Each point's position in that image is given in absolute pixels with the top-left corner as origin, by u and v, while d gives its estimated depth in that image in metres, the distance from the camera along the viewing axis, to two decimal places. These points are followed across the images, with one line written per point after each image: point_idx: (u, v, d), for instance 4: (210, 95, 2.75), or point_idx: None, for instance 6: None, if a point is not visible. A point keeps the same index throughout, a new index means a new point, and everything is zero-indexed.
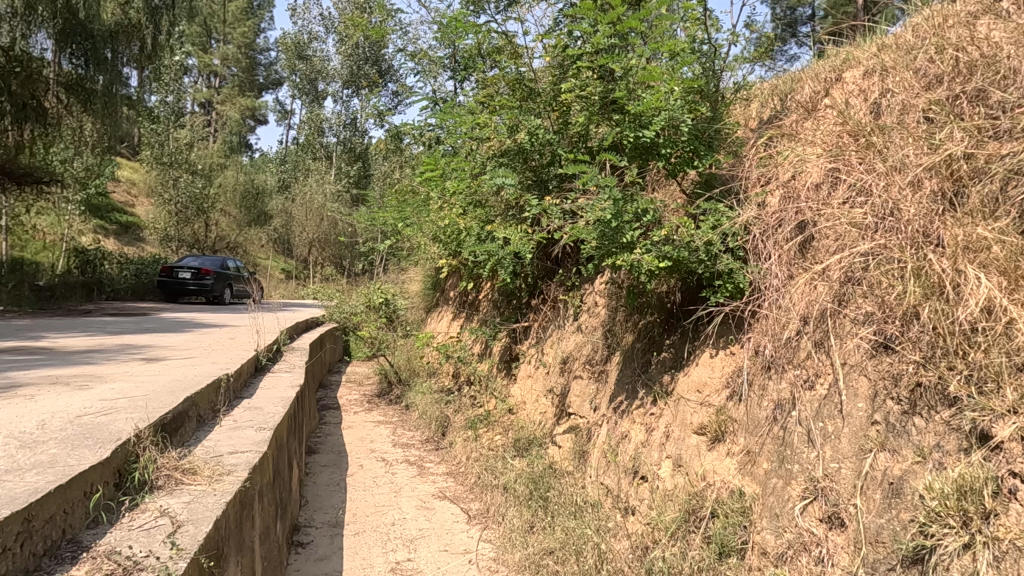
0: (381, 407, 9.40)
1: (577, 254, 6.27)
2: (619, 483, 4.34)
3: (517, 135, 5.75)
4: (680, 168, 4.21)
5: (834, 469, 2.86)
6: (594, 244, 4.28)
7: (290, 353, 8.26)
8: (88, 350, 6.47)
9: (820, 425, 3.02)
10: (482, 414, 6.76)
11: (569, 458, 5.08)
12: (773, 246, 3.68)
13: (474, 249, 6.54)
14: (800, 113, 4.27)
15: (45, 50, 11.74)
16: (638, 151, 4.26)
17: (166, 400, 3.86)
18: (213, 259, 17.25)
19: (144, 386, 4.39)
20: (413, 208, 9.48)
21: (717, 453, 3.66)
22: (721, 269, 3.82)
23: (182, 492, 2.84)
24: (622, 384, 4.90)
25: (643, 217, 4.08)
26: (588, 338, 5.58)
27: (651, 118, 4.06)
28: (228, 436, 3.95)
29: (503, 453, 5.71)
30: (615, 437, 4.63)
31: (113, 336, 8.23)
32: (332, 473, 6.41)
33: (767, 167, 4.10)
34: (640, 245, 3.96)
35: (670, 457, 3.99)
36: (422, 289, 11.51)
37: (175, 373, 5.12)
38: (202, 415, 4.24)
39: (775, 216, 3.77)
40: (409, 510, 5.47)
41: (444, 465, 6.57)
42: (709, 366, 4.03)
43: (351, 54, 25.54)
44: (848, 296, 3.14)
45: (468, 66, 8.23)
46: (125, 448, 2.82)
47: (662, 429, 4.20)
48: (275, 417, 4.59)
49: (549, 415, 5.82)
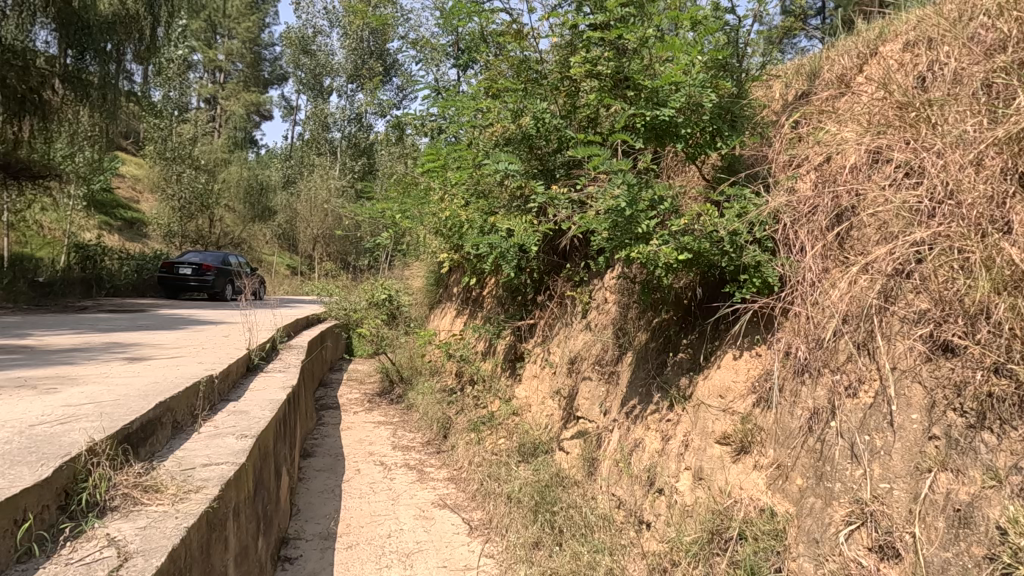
0: (382, 407, 9.07)
1: (585, 247, 5.91)
2: (633, 495, 3.99)
3: (521, 120, 5.46)
4: (700, 150, 3.81)
5: (883, 490, 2.49)
6: (606, 234, 3.95)
7: (286, 351, 7.93)
8: (70, 349, 6.14)
9: (866, 439, 2.65)
10: (486, 415, 6.42)
11: (577, 466, 4.73)
12: (806, 236, 3.34)
13: (477, 243, 6.18)
14: (834, 90, 3.89)
15: (46, 43, 11.51)
16: (654, 132, 3.86)
17: (135, 406, 3.51)
18: (214, 255, 16.85)
19: (118, 389, 4.05)
20: (415, 201, 9.12)
21: (743, 466, 3.30)
22: (747, 262, 3.44)
23: (139, 515, 2.50)
24: (634, 388, 4.54)
25: (660, 205, 3.75)
26: (598, 336, 5.22)
27: (669, 96, 3.70)
28: (206, 445, 3.62)
29: (507, 459, 5.36)
30: (628, 445, 4.28)
31: (102, 333, 7.93)
32: (327, 478, 6.08)
33: (798, 149, 3.74)
34: (657, 235, 3.62)
35: (690, 469, 3.63)
36: (426, 286, 11.15)
37: (154, 374, 4.78)
38: (179, 422, 3.91)
39: (809, 203, 3.41)
40: (407, 520, 5.13)
41: (445, 470, 6.23)
42: (732, 369, 3.67)
43: (356, 48, 25.10)
44: (897, 291, 2.79)
45: (473, 52, 7.82)
46: (74, 465, 2.48)
47: (679, 438, 3.85)
48: (261, 422, 4.26)
49: (556, 418, 5.46)
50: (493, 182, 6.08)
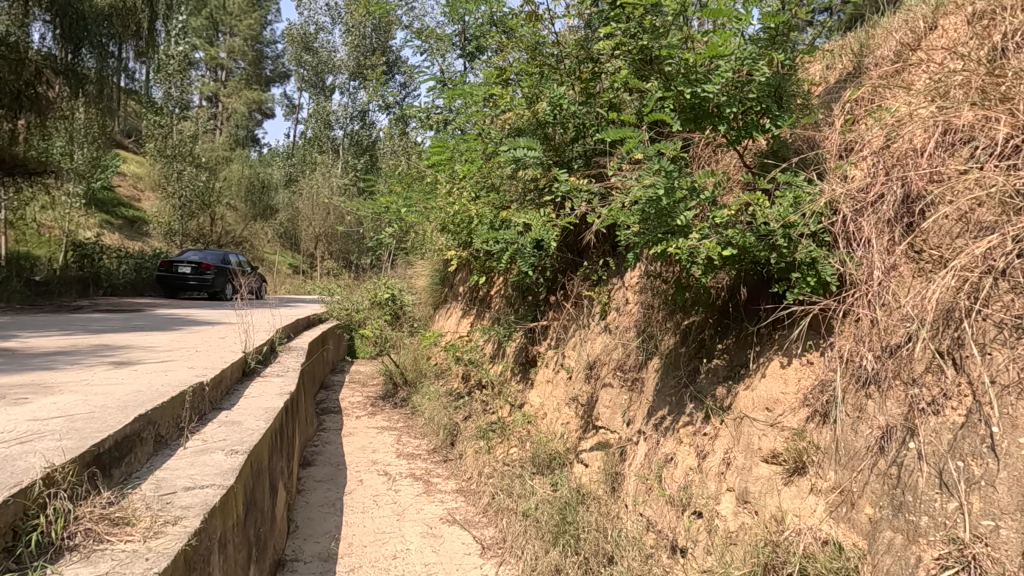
0: (386, 411, 8.67)
1: (606, 242, 5.53)
2: (665, 517, 3.62)
3: (537, 108, 5.07)
4: (745, 134, 3.37)
5: (987, 528, 2.16)
6: (638, 227, 3.57)
7: (285, 353, 7.55)
8: (55, 353, 5.75)
9: (960, 466, 2.30)
10: (496, 423, 6.04)
11: (600, 481, 4.36)
12: (870, 229, 2.97)
13: (488, 239, 5.79)
14: (892, 67, 3.51)
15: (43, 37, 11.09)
16: (692, 113, 3.44)
17: (112, 420, 3.13)
18: (214, 253, 16.38)
19: (96, 398, 3.67)
20: (422, 197, 8.73)
21: (797, 490, 2.93)
22: (800, 258, 3.03)
23: (105, 556, 2.11)
24: (663, 397, 4.15)
25: (699, 194, 3.36)
26: (619, 339, 4.84)
27: (711, 71, 3.31)
28: (191, 463, 3.24)
29: (521, 471, 4.96)
30: (657, 461, 3.89)
31: (91, 334, 7.54)
32: (328, 491, 5.69)
33: (855, 132, 3.35)
34: (697, 228, 3.24)
35: (733, 491, 3.25)
36: (431, 285, 10.80)
37: (139, 381, 4.39)
38: (162, 437, 3.53)
39: (873, 191, 3.03)
40: (413, 538, 4.75)
41: (454, 481, 5.83)
42: (781, 379, 3.27)
43: (358, 45, 24.59)
44: (991, 292, 2.44)
45: (484, 39, 7.38)
46: (22, 500, 2.08)
47: (719, 454, 3.46)
48: (254, 434, 3.88)
49: (573, 427, 5.08)
50: (505, 173, 5.69)
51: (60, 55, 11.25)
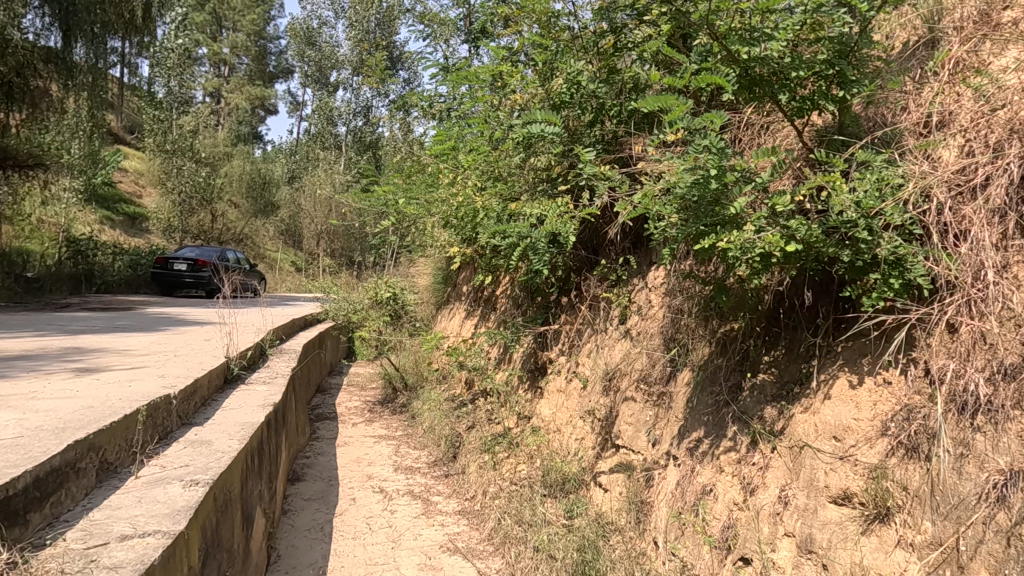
0: (385, 417, 8.10)
1: (629, 238, 5.00)
2: (705, 560, 3.05)
3: (552, 85, 4.55)
4: (810, 104, 2.84)
5: None
6: (676, 218, 3.02)
7: (275, 356, 7.01)
8: (16, 357, 5.19)
9: None
10: (502, 435, 5.46)
11: (622, 510, 3.77)
12: (976, 219, 2.46)
13: (495, 234, 5.23)
14: (982, 30, 2.94)
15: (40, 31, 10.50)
16: (747, 79, 2.90)
17: (38, 447, 2.56)
18: (211, 249, 15.81)
19: (33, 416, 3.10)
20: (425, 190, 8.20)
21: (880, 542, 2.37)
22: (884, 257, 2.49)
23: None
24: (697, 417, 3.56)
25: (752, 178, 2.80)
26: (643, 347, 4.27)
27: (771, 28, 2.79)
28: (139, 499, 2.68)
29: (532, 493, 4.38)
30: (694, 491, 3.31)
31: (66, 335, 6.99)
32: (316, 512, 5.12)
33: (945, 103, 2.81)
34: (754, 217, 2.68)
35: (793, 536, 2.68)
36: (433, 284, 10.36)
37: (94, 393, 3.82)
38: (109, 463, 2.97)
39: (980, 172, 2.51)
40: (410, 571, 4.17)
41: (455, 500, 5.26)
42: (851, 402, 2.68)
43: (362, 40, 23.47)
44: None
45: (491, 21, 6.86)
46: None
47: (772, 490, 2.87)
48: (227, 455, 3.34)
49: (589, 444, 4.50)
50: (514, 161, 5.14)
51: (56, 45, 10.66)
